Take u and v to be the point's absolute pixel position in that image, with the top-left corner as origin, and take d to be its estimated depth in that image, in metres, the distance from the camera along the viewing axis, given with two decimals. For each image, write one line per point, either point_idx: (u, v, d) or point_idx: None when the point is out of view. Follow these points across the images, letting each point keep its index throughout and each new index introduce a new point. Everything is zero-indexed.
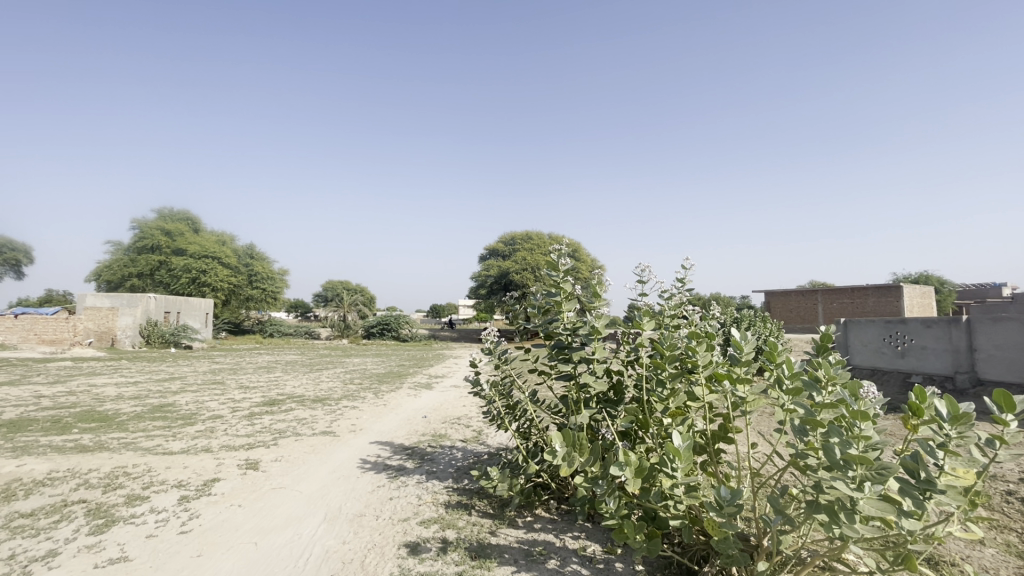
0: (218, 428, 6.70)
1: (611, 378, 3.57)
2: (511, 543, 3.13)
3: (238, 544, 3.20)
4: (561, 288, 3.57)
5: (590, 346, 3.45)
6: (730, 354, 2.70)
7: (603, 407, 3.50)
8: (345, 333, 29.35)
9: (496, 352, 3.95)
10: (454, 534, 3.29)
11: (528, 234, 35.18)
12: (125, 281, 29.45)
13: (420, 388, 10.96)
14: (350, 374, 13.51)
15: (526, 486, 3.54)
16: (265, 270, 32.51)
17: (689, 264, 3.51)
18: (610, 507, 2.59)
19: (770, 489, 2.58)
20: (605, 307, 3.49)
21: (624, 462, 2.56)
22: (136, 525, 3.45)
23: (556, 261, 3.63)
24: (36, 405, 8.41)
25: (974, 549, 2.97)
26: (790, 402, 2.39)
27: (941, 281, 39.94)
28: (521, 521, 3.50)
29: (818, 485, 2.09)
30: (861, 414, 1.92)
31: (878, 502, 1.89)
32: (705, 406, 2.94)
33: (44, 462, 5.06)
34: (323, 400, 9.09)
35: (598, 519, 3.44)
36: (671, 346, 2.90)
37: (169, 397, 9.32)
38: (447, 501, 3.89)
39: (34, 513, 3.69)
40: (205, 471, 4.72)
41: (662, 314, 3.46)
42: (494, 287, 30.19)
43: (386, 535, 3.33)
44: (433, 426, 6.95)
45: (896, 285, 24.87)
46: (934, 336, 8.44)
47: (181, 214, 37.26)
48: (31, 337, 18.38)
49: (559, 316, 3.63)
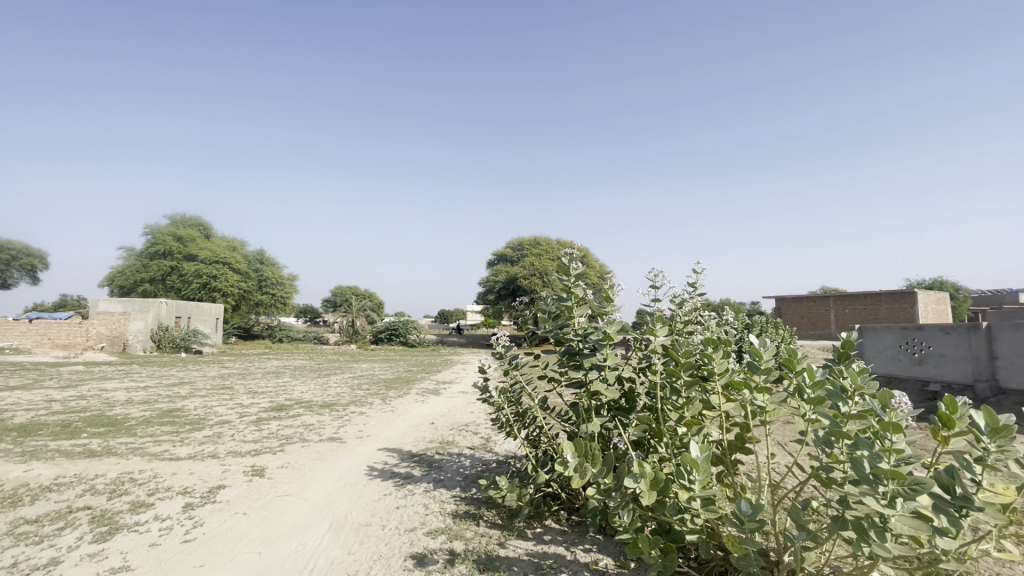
0: (226, 434, 6.68)
1: (623, 385, 3.47)
2: (521, 555, 3.04)
3: (242, 553, 3.14)
4: (572, 293, 3.49)
5: (602, 352, 3.38)
6: (749, 361, 2.59)
7: (615, 415, 3.39)
8: (354, 339, 29.54)
9: (505, 357, 3.89)
10: (462, 545, 3.21)
11: (536, 239, 35.11)
12: (138, 286, 29.83)
13: (428, 394, 10.89)
14: (357, 379, 13.53)
15: (535, 496, 3.46)
16: (274, 276, 32.70)
17: (701, 268, 3.44)
18: (624, 520, 2.51)
19: (791, 503, 2.46)
20: (617, 312, 3.41)
21: (638, 474, 2.46)
22: (140, 533, 3.41)
23: (567, 264, 3.53)
24: (47, 409, 8.48)
25: (1006, 568, 2.85)
26: (813, 412, 2.29)
27: (956, 287, 39.19)
28: (531, 532, 3.40)
29: (843, 501, 1.99)
30: (892, 425, 1.78)
31: (911, 520, 1.78)
32: (722, 415, 2.84)
33: (52, 467, 5.06)
34: (332, 405, 9.05)
35: (610, 531, 3.34)
36: (686, 352, 2.82)
37: (178, 401, 9.34)
38: (455, 510, 3.80)
39: (38, 520, 3.66)
40: (211, 478, 4.67)
41: (675, 320, 3.38)
42: (503, 292, 30.06)
43: (391, 546, 3.25)
44: (440, 432, 6.87)
45: (911, 291, 24.51)
46: (952, 344, 8.23)
47: (193, 220, 37.84)
48: (45, 342, 18.77)
49: (570, 321, 3.53)
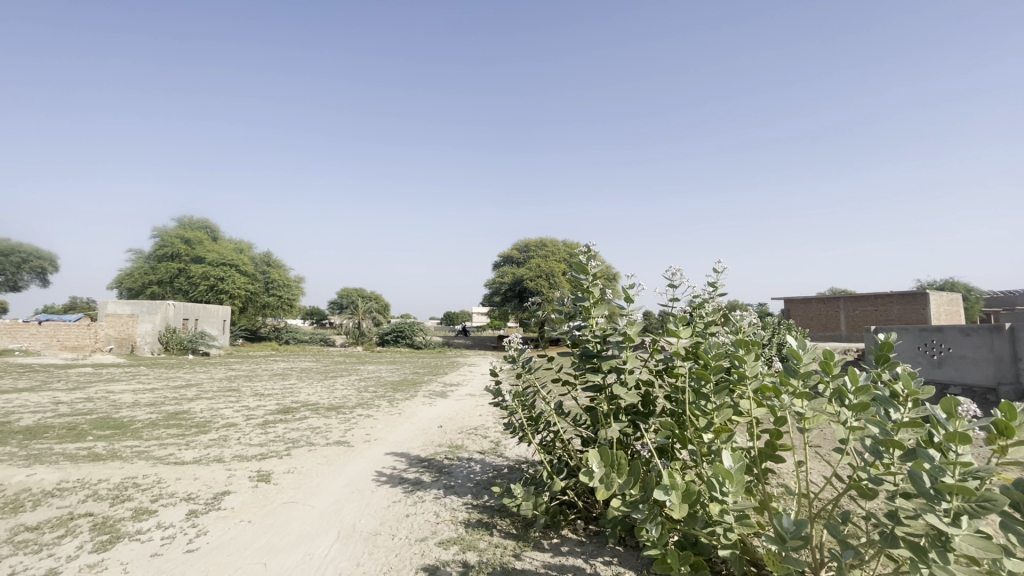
0: (232, 437, 6.59)
1: (642, 390, 3.31)
2: (537, 568, 2.89)
3: (247, 565, 3.02)
4: (590, 293, 3.33)
5: (621, 355, 3.23)
6: (786, 365, 2.43)
7: (634, 420, 3.23)
8: (360, 340, 29.42)
9: (519, 359, 3.72)
10: (475, 556, 3.06)
11: (541, 241, 34.90)
12: (146, 288, 29.98)
13: (435, 396, 10.77)
14: (363, 381, 13.41)
15: (551, 505, 3.32)
16: (280, 278, 32.74)
17: (722, 267, 3.28)
18: (652, 534, 2.36)
19: (829, 515, 2.31)
20: (638, 313, 3.24)
21: (668, 486, 2.30)
22: (142, 542, 3.29)
23: (585, 262, 3.36)
24: (53, 411, 8.42)
25: None
26: (857, 420, 2.12)
27: (967, 287, 38.69)
28: (547, 543, 3.25)
29: (893, 516, 1.84)
30: (959, 436, 1.60)
31: (979, 540, 1.61)
32: (751, 420, 2.69)
33: (55, 471, 4.95)
34: (338, 408, 8.95)
35: (630, 542, 3.19)
36: (715, 354, 2.66)
37: (184, 404, 9.25)
38: (467, 519, 3.67)
39: (39, 527, 3.56)
40: (216, 483, 4.55)
41: (697, 321, 3.22)
42: (508, 294, 29.86)
43: (402, 557, 3.11)
44: (449, 436, 6.72)
45: (923, 292, 24.12)
46: (974, 346, 7.97)
47: (201, 223, 38.15)
48: (54, 343, 19.08)
49: (587, 322, 3.36)
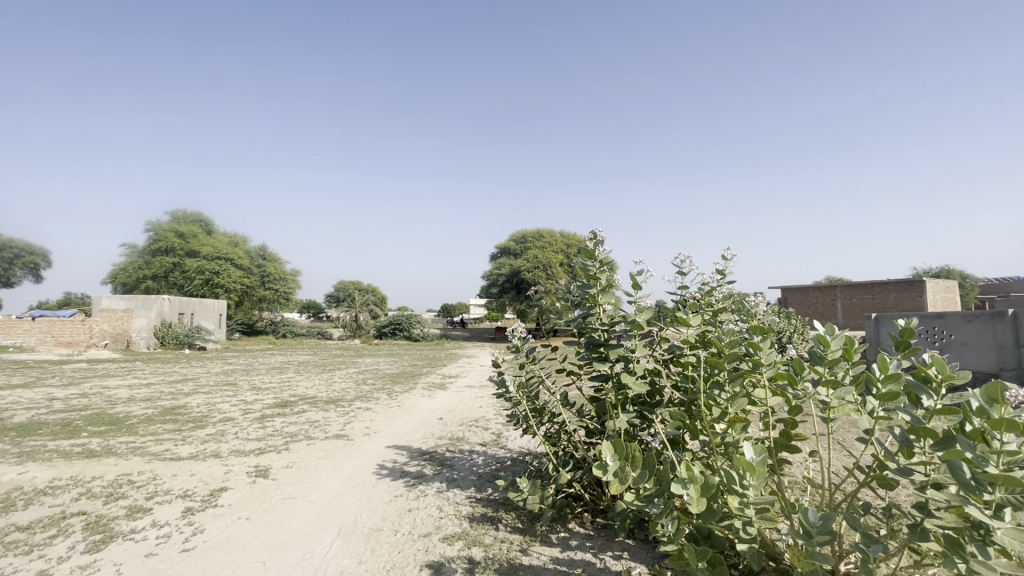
0: (228, 431, 6.48)
1: (649, 379, 3.19)
2: (545, 564, 2.80)
3: (246, 563, 2.92)
4: (596, 280, 3.18)
5: (629, 343, 3.11)
6: (813, 351, 2.34)
7: (641, 410, 3.13)
8: (357, 333, 28.93)
9: (523, 349, 3.60)
10: (481, 553, 2.97)
11: (540, 231, 34.57)
12: (140, 283, 29.65)
13: (434, 389, 10.67)
14: (362, 374, 13.28)
15: (557, 499, 3.22)
16: (278, 271, 32.46)
17: (731, 253, 3.16)
18: (668, 529, 2.27)
19: (850, 507, 2.21)
20: (647, 298, 3.11)
21: (687, 479, 2.22)
22: (136, 542, 3.18)
23: (593, 249, 3.21)
24: (47, 408, 8.28)
25: None
26: (883, 410, 2.03)
27: (964, 275, 38.73)
28: (555, 537, 3.16)
29: (924, 508, 1.74)
30: (1007, 423, 1.50)
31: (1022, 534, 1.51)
32: (766, 410, 2.59)
33: (48, 469, 4.83)
34: (337, 401, 8.85)
35: (640, 536, 3.11)
36: (731, 341, 2.55)
37: (180, 399, 9.12)
38: (471, 513, 3.57)
39: (30, 526, 3.46)
40: (213, 479, 4.44)
41: (706, 308, 3.10)
42: (506, 285, 29.58)
43: (406, 554, 3.01)
44: (449, 428, 6.63)
45: (920, 279, 24.13)
46: (975, 332, 7.89)
47: (195, 217, 37.71)
48: (48, 339, 18.76)
49: (595, 310, 3.23)
